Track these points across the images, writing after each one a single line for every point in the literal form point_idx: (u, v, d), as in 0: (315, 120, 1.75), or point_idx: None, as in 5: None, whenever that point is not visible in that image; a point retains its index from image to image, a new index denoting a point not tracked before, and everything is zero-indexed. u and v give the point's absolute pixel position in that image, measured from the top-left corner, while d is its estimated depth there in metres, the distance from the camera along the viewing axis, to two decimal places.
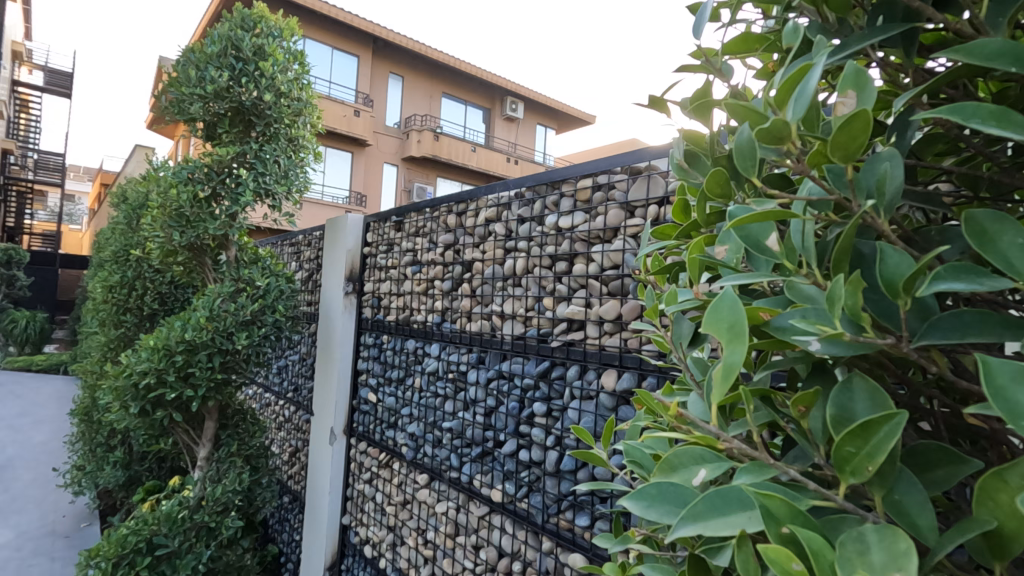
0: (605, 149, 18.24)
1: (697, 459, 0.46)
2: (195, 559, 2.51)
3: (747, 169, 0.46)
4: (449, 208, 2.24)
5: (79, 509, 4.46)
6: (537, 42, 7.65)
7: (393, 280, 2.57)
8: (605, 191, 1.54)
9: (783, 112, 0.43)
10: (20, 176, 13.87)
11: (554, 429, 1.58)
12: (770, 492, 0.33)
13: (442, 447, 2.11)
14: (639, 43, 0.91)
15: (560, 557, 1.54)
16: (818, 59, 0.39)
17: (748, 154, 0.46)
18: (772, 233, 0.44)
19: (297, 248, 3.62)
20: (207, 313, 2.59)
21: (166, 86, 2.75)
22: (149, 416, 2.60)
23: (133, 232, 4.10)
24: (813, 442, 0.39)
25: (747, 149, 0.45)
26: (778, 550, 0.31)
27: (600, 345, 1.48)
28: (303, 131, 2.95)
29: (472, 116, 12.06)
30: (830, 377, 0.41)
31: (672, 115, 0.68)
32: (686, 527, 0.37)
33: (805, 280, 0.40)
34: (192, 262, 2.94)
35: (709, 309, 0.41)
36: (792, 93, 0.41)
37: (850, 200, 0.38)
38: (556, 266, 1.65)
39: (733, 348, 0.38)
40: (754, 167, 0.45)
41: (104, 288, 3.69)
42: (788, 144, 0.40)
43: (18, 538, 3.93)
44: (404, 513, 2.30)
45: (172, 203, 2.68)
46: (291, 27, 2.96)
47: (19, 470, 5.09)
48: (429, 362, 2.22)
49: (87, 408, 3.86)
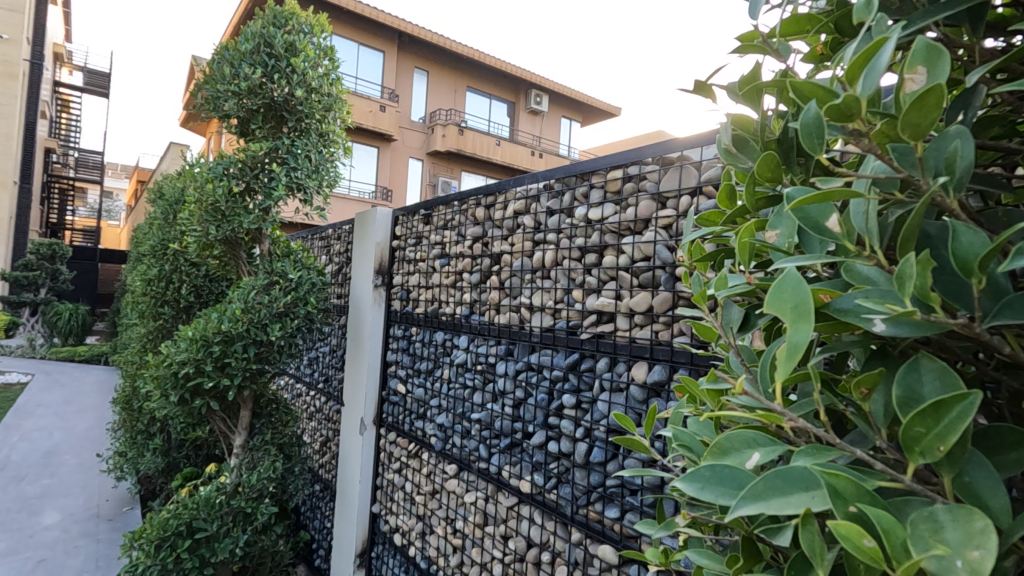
0: (632, 140, 18.03)
1: (749, 443, 0.46)
2: (233, 543, 2.60)
3: (814, 148, 0.44)
4: (476, 201, 2.25)
5: (121, 494, 4.64)
6: (566, 36, 7.66)
7: (422, 273, 2.60)
8: (635, 182, 1.53)
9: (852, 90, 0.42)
10: (62, 173, 14.40)
11: (583, 421, 1.59)
12: (836, 472, 0.33)
13: (471, 438, 2.13)
14: (679, 34, 0.90)
15: (589, 548, 1.55)
16: (890, 34, 0.39)
17: (814, 131, 0.44)
18: (832, 214, 0.44)
19: (327, 242, 3.69)
20: (242, 305, 2.67)
21: (201, 83, 2.82)
22: (188, 404, 2.68)
23: (169, 227, 4.22)
24: (875, 425, 0.39)
25: (814, 128, 0.43)
26: (850, 528, 0.31)
27: (630, 337, 1.47)
28: (333, 126, 2.99)
29: (497, 110, 12.04)
30: (893, 361, 0.40)
31: (718, 100, 0.67)
32: (747, 507, 0.37)
33: (866, 263, 0.40)
34: (228, 255, 3.01)
35: (771, 289, 0.40)
36: (863, 69, 0.40)
37: (918, 179, 0.38)
38: (586, 258, 1.64)
39: (798, 328, 0.38)
40: (822, 146, 0.43)
41: (144, 282, 3.82)
42: (856, 122, 0.40)
43: (66, 520, 4.11)
44: (433, 503, 2.34)
45: (208, 198, 2.75)
46: (321, 23, 2.99)
47: (65, 455, 5.31)
48: (457, 354, 2.25)
49: (128, 396, 4.01)
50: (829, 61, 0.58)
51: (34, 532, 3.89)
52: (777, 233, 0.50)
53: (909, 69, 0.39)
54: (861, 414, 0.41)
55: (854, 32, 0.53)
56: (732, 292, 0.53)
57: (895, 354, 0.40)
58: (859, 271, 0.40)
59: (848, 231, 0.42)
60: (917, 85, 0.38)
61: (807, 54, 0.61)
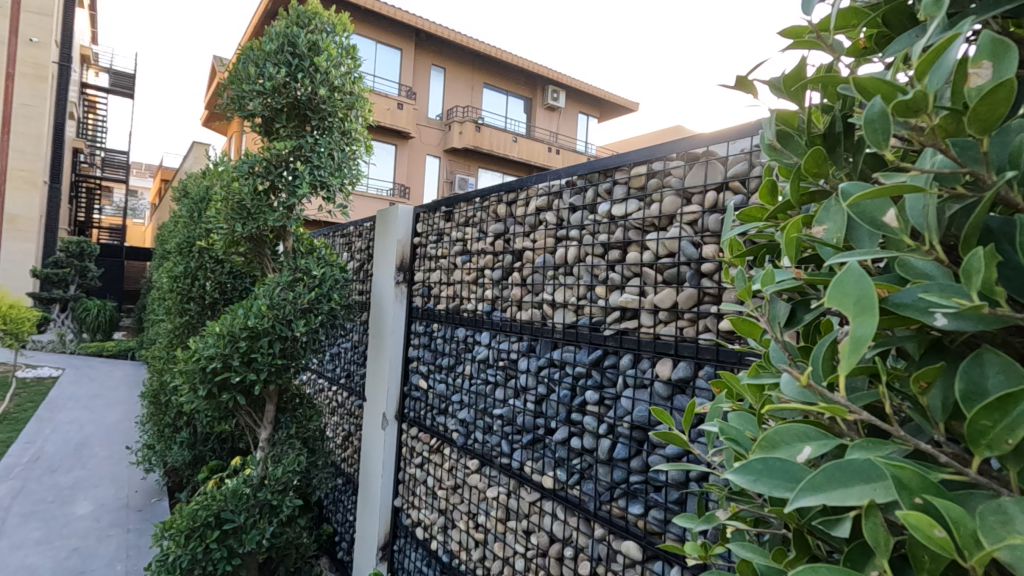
0: (649, 136, 17.88)
1: (799, 437, 0.46)
2: (259, 534, 2.66)
3: (878, 143, 0.44)
4: (498, 198, 2.26)
5: (149, 485, 4.77)
6: (585, 32, 7.64)
7: (443, 270, 2.62)
8: (660, 177, 1.52)
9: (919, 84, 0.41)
10: (89, 173, 14.73)
11: (606, 418, 1.59)
12: (901, 464, 0.34)
13: (493, 433, 2.15)
14: (714, 29, 0.90)
15: (613, 544, 1.56)
16: (958, 30, 0.39)
17: (879, 127, 0.43)
18: (889, 209, 0.44)
19: (349, 239, 3.75)
20: (268, 301, 2.71)
21: (227, 83, 2.87)
22: (215, 398, 2.73)
23: (195, 224, 4.30)
24: (933, 419, 0.39)
25: (879, 122, 0.43)
26: (920, 518, 0.32)
27: (655, 334, 1.47)
28: (355, 124, 3.03)
29: (514, 106, 12.03)
30: (951, 354, 0.41)
31: (759, 95, 0.67)
32: (806, 498, 0.38)
33: (923, 257, 0.40)
34: (253, 253, 3.07)
35: (832, 283, 0.40)
36: (930, 66, 0.40)
37: (981, 173, 0.38)
38: (609, 254, 1.64)
39: (862, 322, 0.38)
40: (886, 141, 0.43)
41: (171, 278, 3.91)
42: (921, 118, 0.40)
43: (97, 510, 4.24)
44: (455, 497, 2.36)
45: (234, 196, 2.80)
46: (343, 22, 3.02)
47: (95, 447, 5.46)
48: (479, 350, 2.26)
49: (156, 391, 4.12)
50: (873, 56, 0.57)
51: (68, 521, 4.02)
52: (825, 228, 0.50)
53: (973, 64, 0.39)
54: (917, 408, 0.41)
55: (904, 24, 0.53)
56: (780, 287, 0.53)
57: (951, 348, 0.41)
58: (914, 266, 0.41)
59: (904, 226, 0.43)
60: (982, 78, 0.38)
61: (849, 48, 0.59)
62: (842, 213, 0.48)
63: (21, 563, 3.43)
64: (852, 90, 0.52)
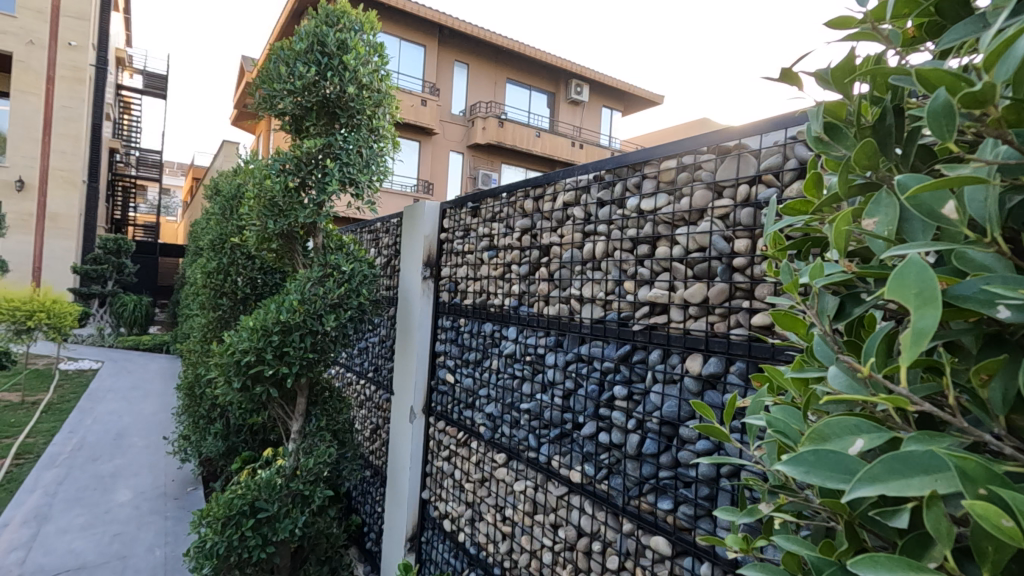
0: (674, 131, 17.63)
1: (851, 430, 0.46)
2: (292, 523, 2.73)
3: (941, 135, 0.43)
4: (525, 193, 2.26)
5: (185, 475, 4.93)
6: (610, 24, 7.57)
7: (470, 265, 2.64)
8: (690, 171, 1.51)
9: (987, 75, 0.41)
10: (124, 172, 15.16)
11: (635, 413, 1.58)
12: (965, 455, 0.35)
13: (520, 427, 2.16)
14: (752, 21, 0.89)
15: (641, 538, 1.56)
16: None
17: (943, 117, 0.43)
18: (949, 202, 0.43)
19: (376, 235, 3.81)
20: (299, 297, 2.77)
21: (259, 82, 2.94)
22: (249, 390, 2.79)
23: (226, 221, 4.41)
24: (991, 413, 0.40)
25: (942, 114, 0.43)
26: (985, 507, 0.32)
27: (684, 329, 1.46)
28: (382, 122, 3.06)
29: (537, 101, 12.00)
30: (1010, 348, 0.41)
31: (804, 88, 0.67)
32: (865, 488, 0.38)
33: (982, 249, 0.40)
34: (284, 249, 3.12)
35: (892, 276, 0.40)
36: (1000, 57, 0.40)
37: None
38: (637, 249, 1.64)
39: (923, 314, 0.38)
40: (948, 133, 0.43)
41: (205, 274, 4.02)
42: (987, 108, 0.40)
43: (137, 498, 4.40)
44: (482, 490, 2.39)
45: (266, 193, 2.86)
46: (370, 20, 3.05)
47: (133, 437, 5.67)
48: (506, 345, 2.28)
49: (191, 383, 4.25)
50: (924, 45, 0.57)
51: (110, 507, 4.18)
52: (875, 221, 0.49)
53: None
54: (975, 400, 0.41)
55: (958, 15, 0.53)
56: (831, 280, 0.52)
57: (1012, 343, 0.41)
58: (971, 258, 0.41)
59: (963, 217, 0.42)
60: None
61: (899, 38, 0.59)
62: (894, 205, 0.48)
63: (66, 547, 3.58)
64: (906, 82, 0.52)
